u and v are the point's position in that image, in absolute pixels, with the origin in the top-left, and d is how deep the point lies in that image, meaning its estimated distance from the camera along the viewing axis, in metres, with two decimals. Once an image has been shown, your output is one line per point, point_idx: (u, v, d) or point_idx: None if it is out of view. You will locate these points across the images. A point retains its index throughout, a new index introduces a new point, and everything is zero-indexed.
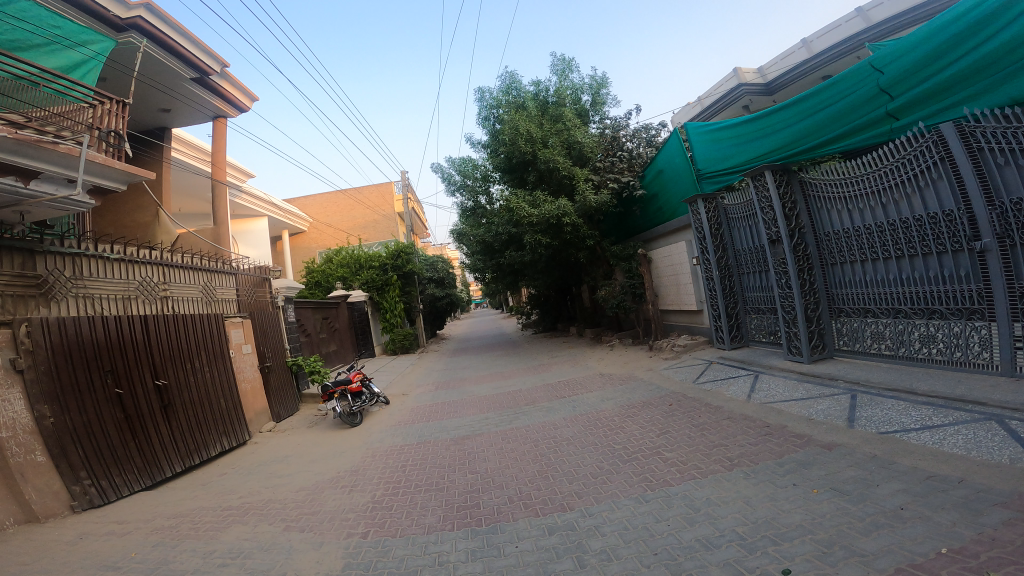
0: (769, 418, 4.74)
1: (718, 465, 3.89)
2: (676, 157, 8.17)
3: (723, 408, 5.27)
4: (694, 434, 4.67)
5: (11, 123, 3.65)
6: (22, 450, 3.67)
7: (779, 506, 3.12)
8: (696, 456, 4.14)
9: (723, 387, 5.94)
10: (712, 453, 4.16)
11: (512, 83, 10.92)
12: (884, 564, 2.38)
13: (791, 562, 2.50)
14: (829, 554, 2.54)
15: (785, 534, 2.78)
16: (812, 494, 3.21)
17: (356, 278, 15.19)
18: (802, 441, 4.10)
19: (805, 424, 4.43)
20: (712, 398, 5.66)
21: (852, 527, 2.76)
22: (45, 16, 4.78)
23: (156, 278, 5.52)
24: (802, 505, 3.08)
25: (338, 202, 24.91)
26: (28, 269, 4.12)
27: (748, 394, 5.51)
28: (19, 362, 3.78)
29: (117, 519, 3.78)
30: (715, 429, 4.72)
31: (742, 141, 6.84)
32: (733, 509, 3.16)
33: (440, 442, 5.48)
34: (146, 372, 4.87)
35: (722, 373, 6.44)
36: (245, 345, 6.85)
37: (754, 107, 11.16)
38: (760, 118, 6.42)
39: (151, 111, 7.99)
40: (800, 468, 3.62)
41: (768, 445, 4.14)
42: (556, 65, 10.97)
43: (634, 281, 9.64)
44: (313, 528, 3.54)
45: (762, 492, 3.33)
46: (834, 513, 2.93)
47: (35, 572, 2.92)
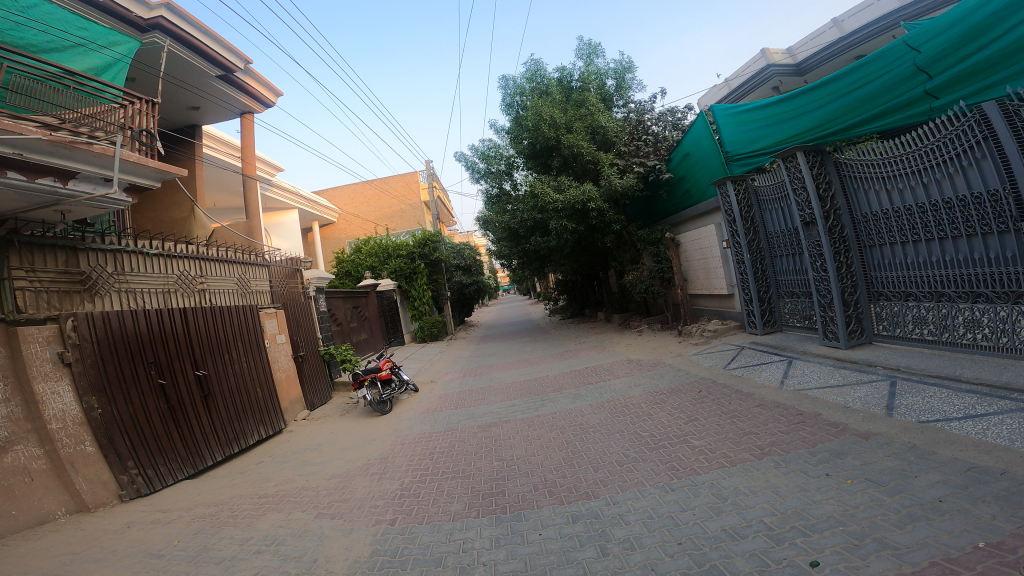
0: (802, 406, 4.64)
1: (747, 454, 3.84)
2: (701, 139, 7.98)
3: (754, 395, 5.18)
4: (723, 421, 4.61)
5: (47, 126, 3.87)
6: (72, 441, 3.88)
7: (811, 497, 3.06)
8: (725, 445, 4.08)
9: (756, 373, 5.82)
10: (742, 442, 4.09)
11: (536, 70, 10.80)
12: (918, 557, 2.32)
13: (821, 554, 2.46)
14: (861, 546, 2.48)
15: (815, 526, 2.74)
16: (847, 484, 3.14)
17: (384, 266, 15.29)
18: (837, 430, 4.00)
19: (840, 412, 4.31)
20: (742, 384, 5.56)
21: (886, 519, 2.69)
22: (71, 18, 4.85)
23: (194, 272, 5.80)
24: (834, 496, 3.02)
25: (364, 192, 25.22)
26: (74, 266, 4.36)
27: (781, 380, 5.38)
28: (66, 356, 3.98)
29: (160, 509, 3.96)
30: (745, 416, 4.65)
31: (772, 122, 6.65)
32: (762, 499, 3.12)
33: (467, 430, 5.56)
34: (188, 363, 5.10)
35: (754, 359, 6.30)
36: (279, 335, 7.07)
37: (784, 88, 10.71)
38: (791, 99, 6.23)
39: (181, 109, 8.22)
40: (833, 457, 3.54)
41: (801, 433, 4.06)
42: (581, 49, 10.75)
43: (662, 265, 9.45)
44: (343, 515, 3.66)
45: (792, 483, 3.27)
46: (868, 505, 2.86)
47: (86, 558, 3.07)
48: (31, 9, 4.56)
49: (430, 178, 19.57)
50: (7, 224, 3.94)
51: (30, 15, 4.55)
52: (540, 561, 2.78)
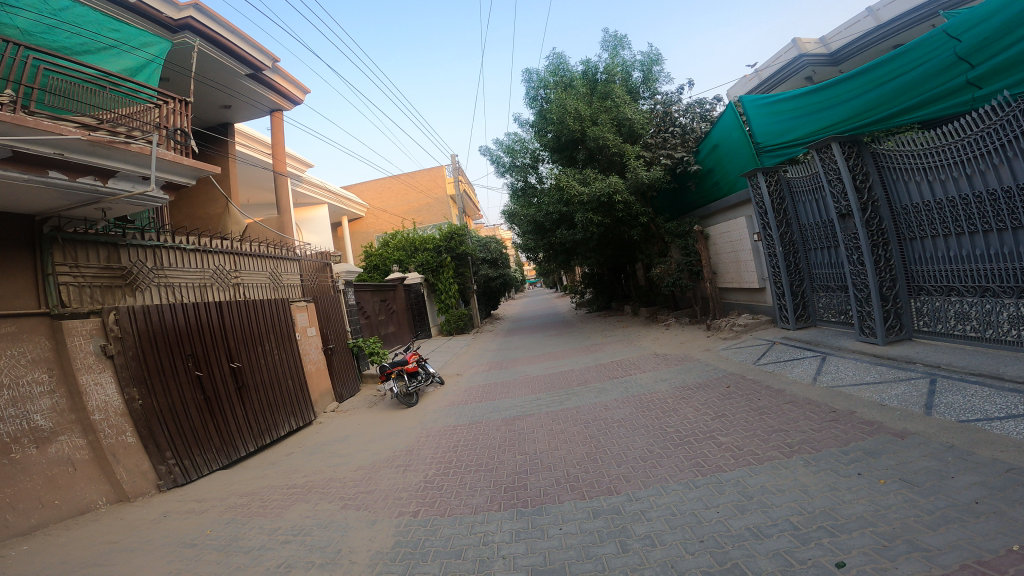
0: (836, 403, 4.51)
1: (776, 452, 3.76)
2: (731, 130, 7.78)
3: (785, 391, 5.06)
4: (752, 418, 4.53)
5: (85, 126, 3.98)
6: (114, 431, 4.07)
7: (841, 496, 2.98)
8: (752, 442, 4.00)
9: (787, 369, 5.69)
10: (771, 439, 4.01)
11: (559, 63, 10.71)
12: (949, 560, 2.25)
13: (848, 555, 2.41)
14: (890, 548, 2.42)
15: (844, 526, 2.67)
16: (879, 484, 3.05)
17: (411, 260, 15.54)
18: (872, 428, 3.88)
19: (876, 410, 4.18)
20: (773, 380, 5.45)
21: (918, 521, 2.61)
22: (102, 20, 5.00)
23: (228, 266, 5.99)
24: (865, 496, 2.93)
25: (392, 186, 25.48)
26: (116, 261, 4.57)
27: (814, 377, 5.24)
28: (109, 348, 4.18)
29: (195, 498, 4.12)
30: (775, 413, 4.55)
31: (806, 113, 6.44)
32: (789, 498, 3.06)
33: (491, 423, 5.61)
34: (223, 355, 5.29)
35: (786, 354, 6.15)
36: (310, 328, 7.25)
37: (817, 78, 10.32)
38: (825, 89, 6.00)
39: (214, 108, 8.45)
40: (866, 457, 3.44)
41: (834, 431, 3.95)
42: (607, 41, 10.59)
43: (690, 259, 9.30)
44: (367, 507, 3.75)
45: (822, 482, 3.19)
46: (901, 505, 2.78)
47: (123, 547, 3.22)
48: (63, 12, 4.70)
49: (455, 173, 19.63)
50: (51, 222, 4.10)
51: (62, 18, 4.69)
52: (559, 556, 2.80)
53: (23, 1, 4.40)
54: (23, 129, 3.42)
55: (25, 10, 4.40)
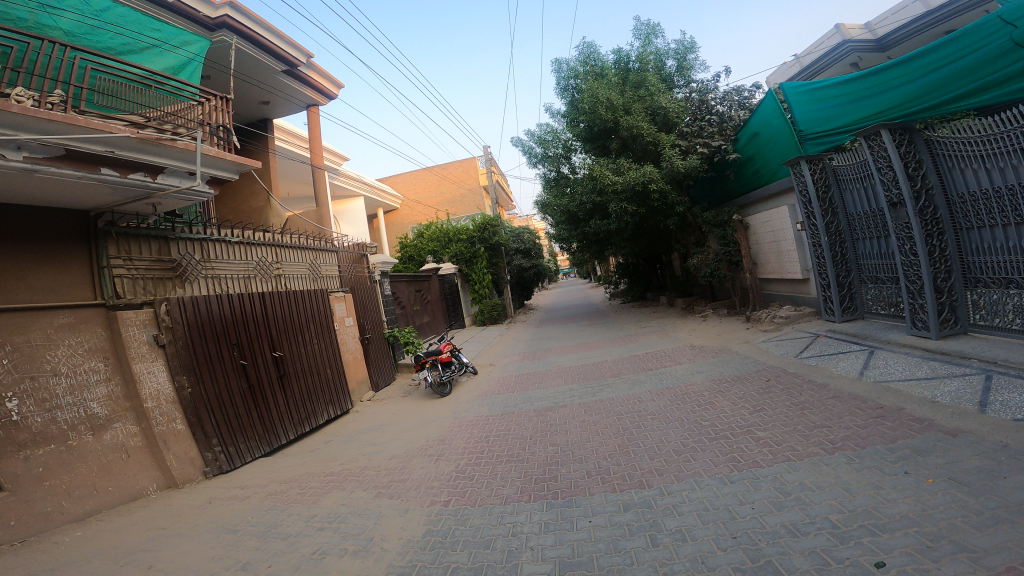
0: (883, 399, 4.35)
1: (817, 448, 3.65)
2: (772, 118, 7.51)
3: (829, 385, 4.91)
4: (792, 413, 4.41)
5: (135, 124, 4.30)
6: (165, 419, 4.30)
7: (884, 495, 2.89)
8: (792, 437, 3.90)
9: (832, 363, 5.50)
10: (811, 434, 3.89)
11: (590, 53, 10.57)
12: (995, 562, 2.17)
13: (888, 555, 2.34)
14: (934, 548, 2.34)
15: (887, 525, 2.59)
16: (926, 484, 2.93)
17: (445, 251, 15.69)
18: (922, 425, 3.73)
19: (926, 407, 4.01)
20: (816, 374, 5.29)
21: (966, 521, 2.51)
22: (144, 20, 5.17)
23: (270, 258, 6.20)
24: (911, 495, 2.83)
25: (426, 178, 25.73)
26: (166, 254, 4.82)
27: (860, 371, 5.06)
28: (160, 338, 4.39)
29: (238, 485, 4.32)
30: (817, 408, 4.42)
31: (851, 100, 6.11)
32: (829, 496, 2.97)
33: (524, 414, 5.66)
34: (266, 345, 5.49)
35: (830, 348, 5.94)
36: (347, 317, 7.44)
37: (863, 64, 9.83)
38: (872, 75, 5.68)
39: (253, 103, 8.69)
40: (915, 455, 3.30)
41: (880, 428, 3.81)
42: (639, 29, 10.34)
43: (729, 248, 9.01)
44: (400, 495, 3.86)
45: (865, 479, 3.09)
46: (948, 505, 2.67)
47: (170, 533, 3.41)
48: (105, 13, 4.89)
49: (488, 164, 19.62)
50: (104, 217, 4.32)
51: (104, 18, 4.87)
52: (588, 548, 2.82)
53: (66, 3, 4.66)
54: (76, 127, 3.57)
55: (68, 11, 4.66)
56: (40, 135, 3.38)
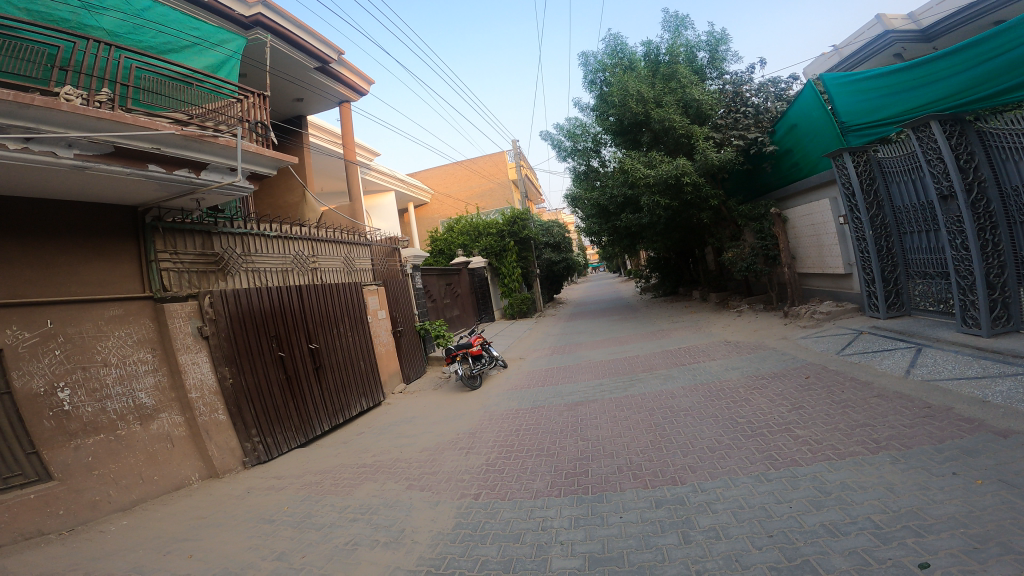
0: (930, 398, 4.20)
1: (859, 447, 3.54)
2: (811, 109, 7.30)
3: (872, 383, 4.77)
4: (833, 411, 4.29)
5: (178, 122, 4.39)
6: (208, 409, 4.45)
7: (930, 496, 2.79)
8: (833, 436, 3.79)
9: (876, 361, 5.33)
10: (853, 433, 3.78)
11: (618, 45, 10.46)
12: None
13: (932, 556, 2.28)
14: (981, 550, 2.26)
15: (932, 526, 2.51)
16: (974, 485, 2.83)
17: (475, 245, 15.74)
18: (971, 426, 3.59)
19: (976, 407, 3.86)
20: (858, 372, 5.14)
21: (1017, 524, 2.41)
22: (184, 19, 5.31)
23: (307, 252, 6.34)
24: (958, 496, 2.73)
25: (455, 172, 25.85)
26: (210, 248, 4.97)
27: (906, 370, 4.89)
28: (204, 329, 4.55)
29: (275, 475, 4.45)
30: (859, 407, 4.30)
31: (893, 92, 5.85)
32: (871, 496, 2.89)
33: (554, 408, 5.66)
34: (303, 338, 5.63)
35: (875, 345, 5.75)
36: (380, 311, 7.56)
37: (908, 55, 9.44)
38: (917, 67, 5.42)
39: (288, 101, 8.86)
40: (963, 455, 3.18)
41: (926, 428, 3.67)
42: (668, 21, 10.15)
43: (767, 242, 8.87)
44: (431, 488, 3.92)
45: (910, 480, 2.99)
46: (997, 507, 2.57)
47: (211, 522, 3.54)
48: (146, 12, 5.04)
49: (516, 158, 19.61)
50: (152, 212, 4.46)
51: (145, 17, 5.03)
52: (618, 544, 2.82)
53: (109, 4, 4.81)
54: (124, 125, 3.68)
55: (111, 11, 4.82)
56: (89, 133, 3.49)
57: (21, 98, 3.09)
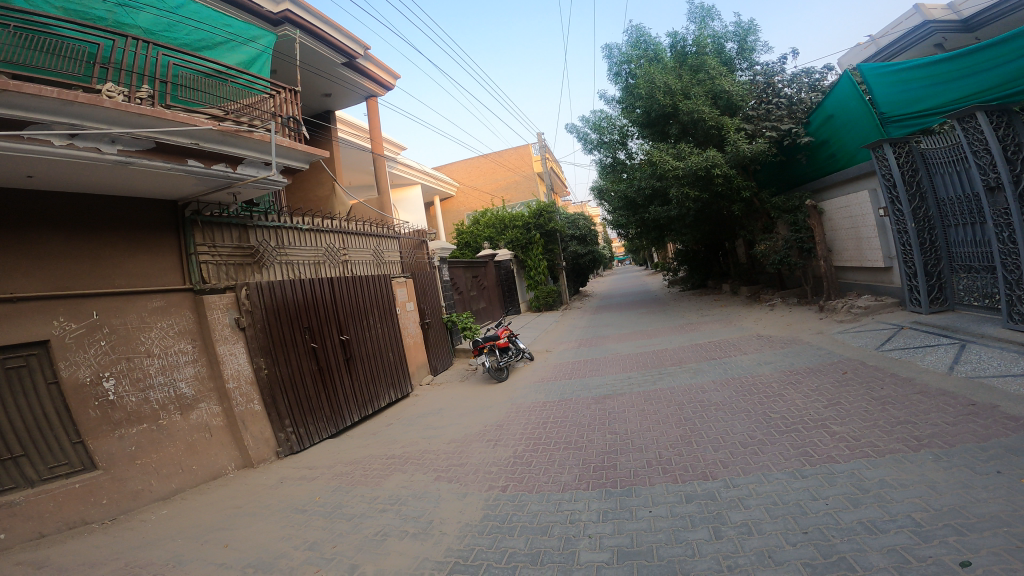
0: (974, 395, 4.06)
1: (899, 445, 3.45)
2: (846, 99, 7.09)
3: (913, 380, 4.63)
4: (871, 408, 4.19)
5: (215, 117, 4.48)
6: (244, 399, 4.56)
7: (973, 494, 2.70)
8: (872, 433, 3.70)
9: (917, 357, 5.17)
10: (893, 431, 3.68)
11: (641, 36, 10.36)
12: None
13: (974, 554, 2.22)
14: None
15: (974, 525, 2.44)
16: (1021, 485, 2.72)
17: (502, 238, 15.71)
18: (1018, 424, 3.46)
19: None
20: (898, 368, 5.00)
21: None
22: (216, 16, 5.40)
23: (337, 245, 6.43)
24: (1003, 496, 2.64)
25: (480, 165, 25.86)
26: (246, 242, 5.08)
27: (949, 366, 4.73)
28: (241, 321, 4.66)
29: (307, 465, 4.54)
30: (899, 404, 4.18)
31: (937, 82, 5.74)
32: (911, 494, 2.81)
33: (581, 401, 5.65)
34: (334, 329, 5.73)
35: (915, 341, 5.58)
36: (409, 303, 7.64)
37: (949, 45, 9.11)
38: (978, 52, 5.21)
39: (316, 96, 8.98)
40: (1009, 454, 3.07)
41: (970, 426, 3.56)
42: (694, 12, 9.94)
43: (801, 234, 8.63)
44: (459, 479, 3.95)
45: (952, 478, 2.90)
46: None
47: (246, 512, 3.63)
48: (180, 8, 5.12)
49: (541, 151, 19.54)
50: (191, 206, 4.57)
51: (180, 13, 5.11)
52: (648, 538, 2.81)
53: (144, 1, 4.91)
54: (165, 121, 3.75)
55: (146, 8, 4.92)
56: (131, 129, 3.57)
57: (66, 95, 3.16)
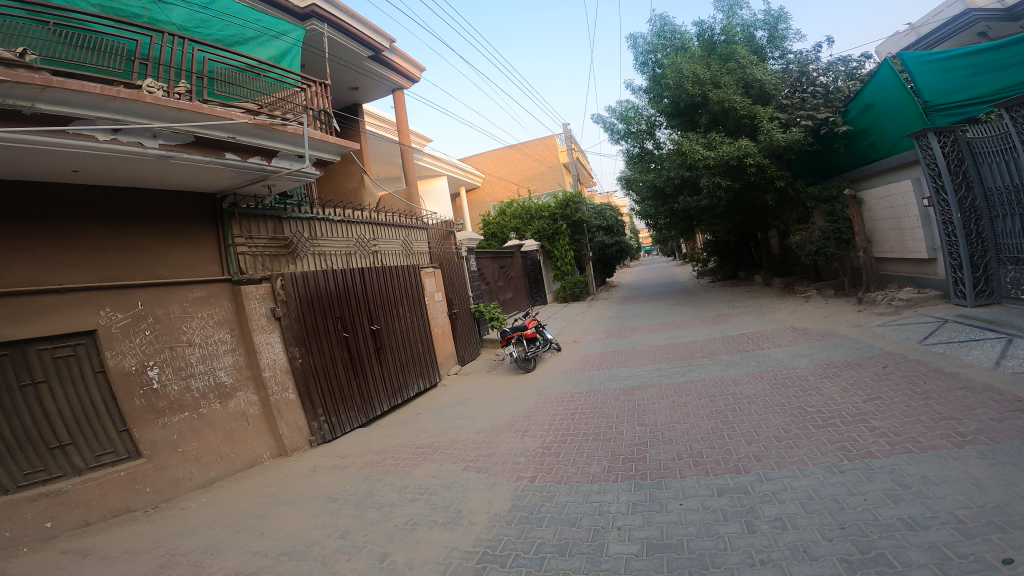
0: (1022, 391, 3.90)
1: (942, 441, 3.34)
2: (889, 89, 6.89)
3: (957, 375, 4.48)
4: (913, 403, 4.07)
5: (250, 111, 4.55)
6: (280, 388, 4.67)
7: (1019, 492, 2.61)
8: (914, 429, 3.59)
9: (961, 351, 5.00)
10: (935, 427, 3.57)
11: (665, 25, 10.17)
12: None
13: (1018, 551, 2.15)
14: None
15: (1019, 523, 2.35)
16: None
17: (528, 228, 15.70)
18: None
19: None
20: (941, 363, 4.84)
21: None
22: (247, 11, 5.48)
23: (368, 235, 6.50)
24: None
25: (506, 156, 25.79)
26: (280, 233, 5.18)
27: (995, 361, 4.56)
28: (276, 311, 4.76)
29: (339, 454, 4.63)
30: (942, 399, 4.05)
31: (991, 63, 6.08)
32: (954, 490, 2.73)
33: (610, 392, 5.63)
34: (365, 318, 5.81)
35: (959, 335, 5.39)
36: (437, 293, 7.70)
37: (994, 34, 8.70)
38: None
39: (344, 89, 9.06)
40: None
41: (1018, 423, 3.43)
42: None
43: (838, 224, 8.32)
44: (487, 469, 3.98)
45: (998, 476, 2.80)
46: None
47: (280, 500, 3.72)
48: (212, 5, 5.20)
49: (567, 142, 19.39)
50: (228, 199, 4.66)
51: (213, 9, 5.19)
52: (678, 531, 2.79)
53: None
54: (202, 115, 3.83)
55: (179, 5, 4.97)
56: (172, 124, 3.66)
57: (108, 91, 3.24)
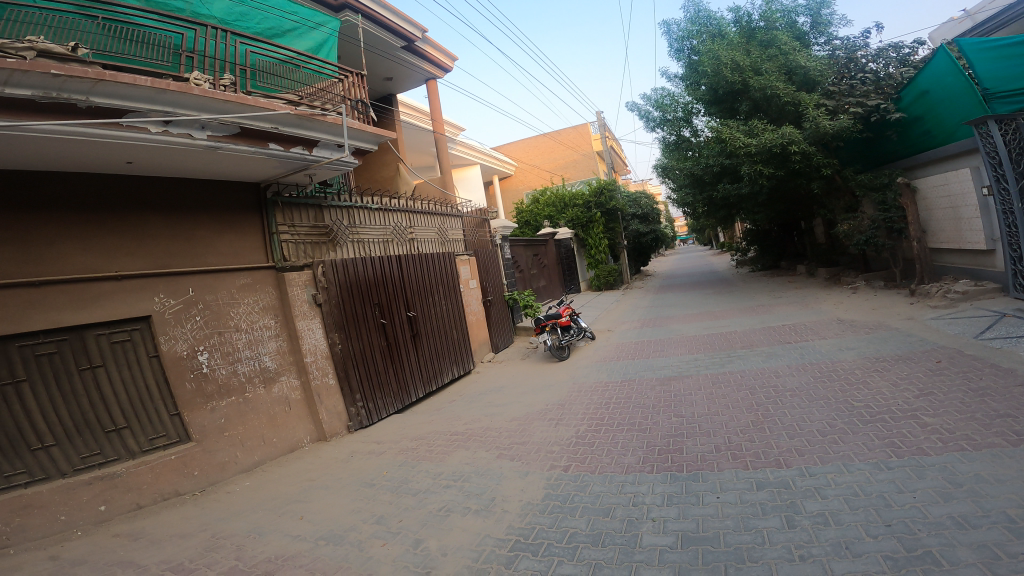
0: None
1: (998, 439, 3.17)
2: (945, 74, 6.55)
3: (1017, 370, 4.24)
4: (967, 399, 3.88)
5: (291, 102, 4.62)
6: (320, 373, 4.78)
7: None
8: (969, 426, 3.42)
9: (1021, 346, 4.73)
10: (991, 424, 3.40)
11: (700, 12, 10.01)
12: None
13: None
14: None
15: None
16: None
17: (561, 216, 15.62)
18: None
19: None
20: (999, 358, 4.59)
21: None
22: (285, 3, 5.57)
23: (404, 223, 6.56)
24: None
25: (540, 144, 25.60)
26: (321, 221, 5.27)
27: None
28: (317, 297, 4.87)
29: (375, 440, 4.72)
30: (1000, 395, 3.85)
31: None
32: (1010, 489, 2.60)
33: (645, 382, 5.55)
34: (402, 305, 5.89)
35: (1019, 329, 5.11)
36: (472, 280, 7.73)
37: None
38: None
39: (378, 80, 9.13)
40: None
41: None
42: None
43: (891, 214, 8.00)
44: (521, 457, 3.99)
45: None
46: None
47: (319, 484, 3.82)
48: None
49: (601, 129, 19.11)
50: (271, 187, 4.76)
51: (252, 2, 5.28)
52: (714, 524, 2.74)
53: None
54: (247, 106, 3.91)
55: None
56: (218, 115, 3.74)
57: (158, 84, 3.33)
